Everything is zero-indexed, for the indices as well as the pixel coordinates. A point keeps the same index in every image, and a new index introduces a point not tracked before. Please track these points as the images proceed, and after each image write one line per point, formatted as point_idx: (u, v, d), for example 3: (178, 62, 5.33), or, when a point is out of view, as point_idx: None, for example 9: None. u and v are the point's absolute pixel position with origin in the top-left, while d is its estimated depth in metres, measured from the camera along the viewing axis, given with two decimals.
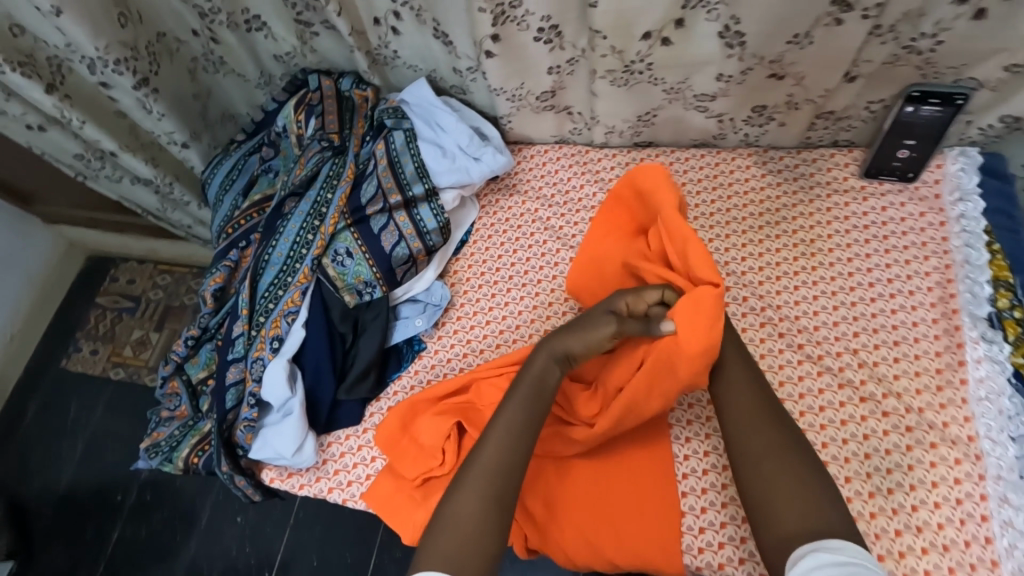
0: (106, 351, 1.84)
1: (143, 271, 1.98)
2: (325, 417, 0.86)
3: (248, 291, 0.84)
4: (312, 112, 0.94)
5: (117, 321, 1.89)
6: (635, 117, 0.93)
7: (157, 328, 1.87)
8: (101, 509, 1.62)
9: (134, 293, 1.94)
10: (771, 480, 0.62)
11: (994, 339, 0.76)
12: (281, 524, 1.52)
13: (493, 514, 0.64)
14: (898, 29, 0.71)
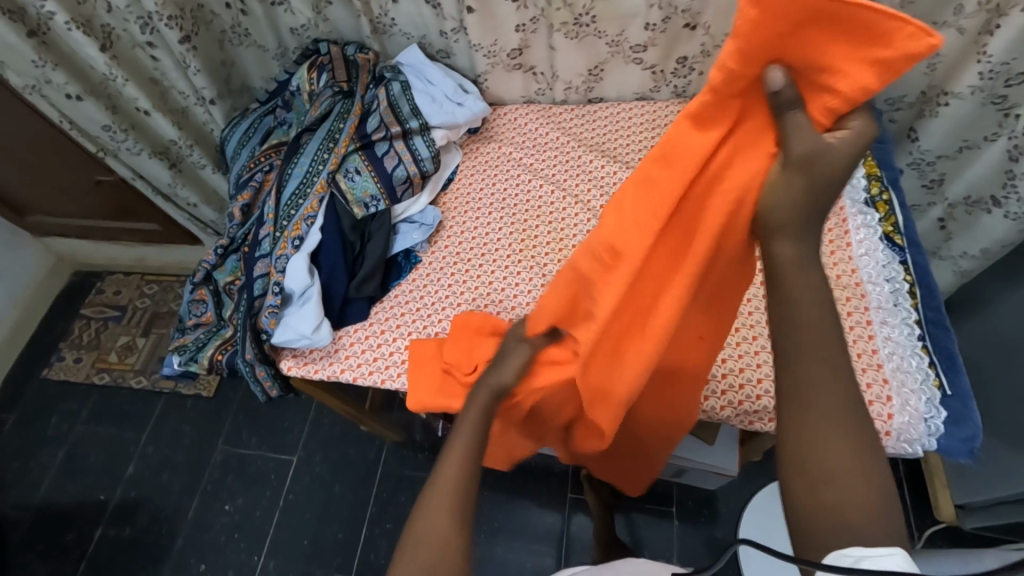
0: (92, 358, 1.95)
1: (130, 282, 2.11)
2: (337, 308, 1.00)
3: (274, 200, 1.02)
4: (323, 70, 1.14)
5: (103, 330, 2.01)
6: (587, 71, 1.16)
7: (144, 335, 1.99)
8: (85, 512, 1.68)
9: (122, 304, 2.07)
10: (830, 467, 0.47)
11: (868, 211, 0.99)
12: (270, 508, 1.61)
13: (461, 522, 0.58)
14: None
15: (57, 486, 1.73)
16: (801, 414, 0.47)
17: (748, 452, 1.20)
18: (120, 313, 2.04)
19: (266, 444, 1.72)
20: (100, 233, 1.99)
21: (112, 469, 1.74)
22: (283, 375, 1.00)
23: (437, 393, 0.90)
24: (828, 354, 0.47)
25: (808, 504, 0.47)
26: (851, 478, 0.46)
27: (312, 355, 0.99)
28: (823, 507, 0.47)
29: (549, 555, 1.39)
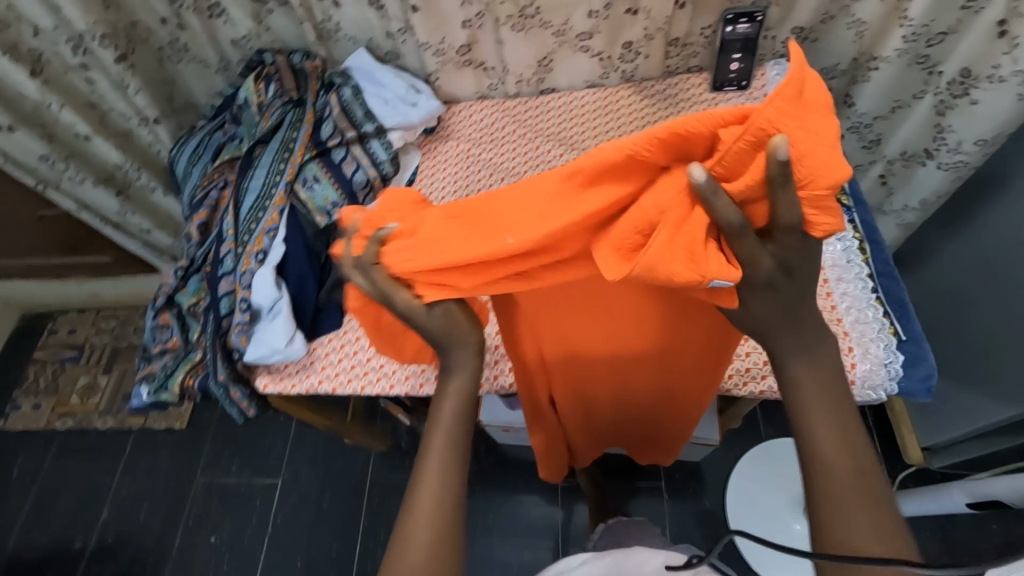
0: (51, 403, 1.86)
1: (85, 319, 2.03)
2: (309, 318, 0.99)
3: (232, 215, 0.98)
4: (271, 80, 1.13)
5: (61, 372, 1.92)
6: (536, 62, 1.18)
7: (106, 373, 1.90)
8: (60, 563, 1.61)
9: (78, 343, 1.98)
10: (840, 485, 0.50)
11: None
12: (259, 533, 1.57)
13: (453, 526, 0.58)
14: None
15: (26, 539, 1.65)
16: (811, 439, 0.52)
17: (727, 419, 1.24)
18: (78, 353, 1.96)
19: (249, 468, 1.67)
20: (46, 267, 1.89)
21: (85, 515, 1.66)
22: (259, 393, 0.98)
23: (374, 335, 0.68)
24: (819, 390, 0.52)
25: (837, 532, 0.49)
26: (868, 510, 0.49)
27: (287, 370, 0.97)
28: (850, 539, 0.48)
29: (547, 543, 1.40)
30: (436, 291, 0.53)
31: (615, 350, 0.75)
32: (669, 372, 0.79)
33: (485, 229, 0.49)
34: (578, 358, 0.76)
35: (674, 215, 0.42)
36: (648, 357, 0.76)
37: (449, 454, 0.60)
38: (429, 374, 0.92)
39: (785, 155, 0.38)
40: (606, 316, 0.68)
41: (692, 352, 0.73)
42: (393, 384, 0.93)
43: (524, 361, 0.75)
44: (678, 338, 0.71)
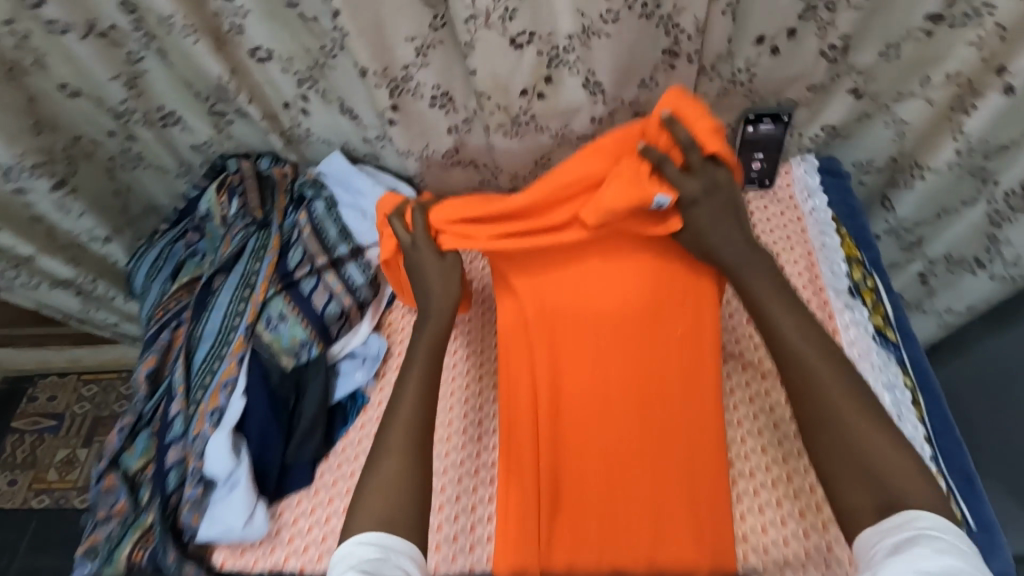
0: (27, 478, 1.71)
1: (66, 384, 1.84)
2: (274, 481, 0.85)
3: (183, 368, 0.85)
4: (234, 193, 0.99)
5: (39, 444, 1.76)
6: (533, 161, 1.04)
7: (86, 445, 1.75)
8: None
9: (58, 411, 1.80)
10: (884, 454, 0.64)
11: (855, 306, 0.89)
12: None
13: (419, 475, 0.71)
14: (718, 69, 0.85)
15: None
16: (848, 416, 0.67)
17: None
18: (58, 422, 1.78)
19: None
20: (13, 344, 1.75)
21: None
22: (216, 570, 0.84)
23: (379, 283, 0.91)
24: (848, 382, 0.69)
25: (861, 500, 0.63)
26: (903, 466, 0.64)
27: (250, 541, 0.84)
28: (876, 506, 0.62)
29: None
30: (456, 241, 0.86)
31: (610, 383, 0.84)
32: (663, 429, 0.81)
33: (494, 202, 0.87)
34: (574, 389, 0.85)
35: (620, 170, 0.79)
36: (640, 400, 0.83)
37: (415, 416, 0.75)
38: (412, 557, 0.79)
39: (679, 128, 0.78)
40: (602, 348, 0.85)
41: (684, 397, 0.82)
42: None
43: (522, 384, 0.86)
44: (672, 372, 0.83)
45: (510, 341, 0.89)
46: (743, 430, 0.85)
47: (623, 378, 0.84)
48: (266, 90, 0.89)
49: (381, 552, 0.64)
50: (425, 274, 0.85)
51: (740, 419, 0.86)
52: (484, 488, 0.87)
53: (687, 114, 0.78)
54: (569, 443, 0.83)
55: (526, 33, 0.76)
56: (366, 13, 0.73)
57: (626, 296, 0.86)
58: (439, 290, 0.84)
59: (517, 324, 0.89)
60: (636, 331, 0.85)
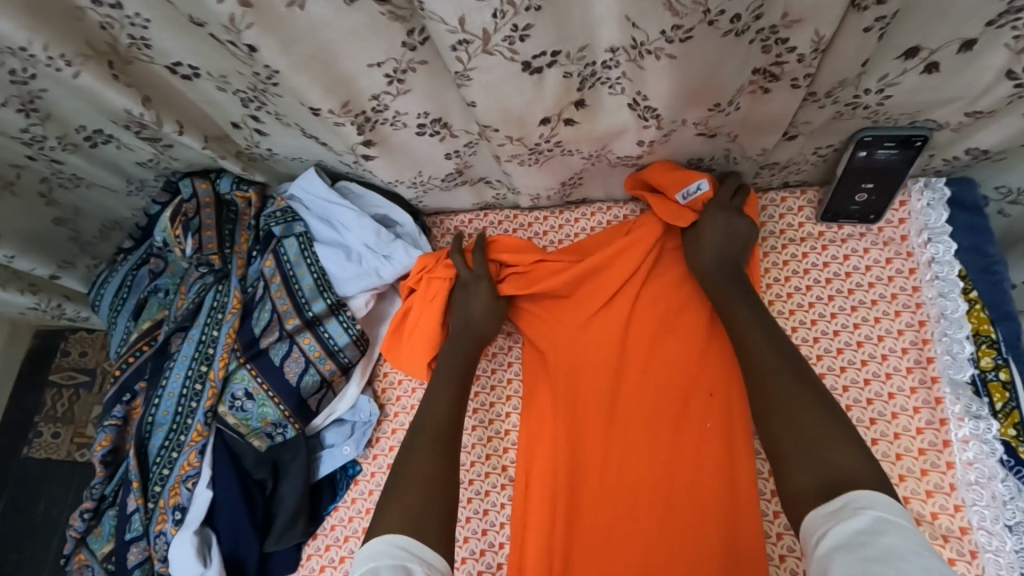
0: (69, 433, 1.36)
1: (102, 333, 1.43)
2: (253, 574, 0.77)
3: (136, 459, 0.73)
4: (189, 227, 0.80)
5: (76, 399, 1.37)
6: (559, 183, 0.82)
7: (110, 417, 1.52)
8: None
9: (89, 366, 1.42)
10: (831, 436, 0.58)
11: (980, 414, 0.67)
12: None
13: (443, 465, 0.66)
14: (836, 95, 0.63)
15: None
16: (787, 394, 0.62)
17: None
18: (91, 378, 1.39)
19: None
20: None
21: None
22: None
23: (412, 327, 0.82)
24: (787, 361, 0.65)
25: (804, 481, 0.57)
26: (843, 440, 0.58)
27: None
28: (821, 488, 0.56)
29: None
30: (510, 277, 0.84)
31: (627, 441, 0.78)
32: (693, 510, 0.74)
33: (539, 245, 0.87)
34: (596, 447, 0.79)
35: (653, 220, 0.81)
36: (669, 472, 0.76)
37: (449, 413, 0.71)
38: None
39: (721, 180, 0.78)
40: (629, 415, 0.79)
41: (716, 476, 0.75)
42: None
43: (543, 440, 0.81)
44: (704, 445, 0.76)
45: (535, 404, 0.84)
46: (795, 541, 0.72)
47: (651, 444, 0.78)
48: (206, 110, 0.70)
49: (402, 558, 0.55)
50: (472, 295, 0.80)
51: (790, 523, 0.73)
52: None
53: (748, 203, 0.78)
54: (590, 516, 0.76)
55: (545, 55, 0.56)
56: (304, 42, 0.54)
57: (654, 354, 0.81)
58: (481, 318, 0.79)
59: (544, 382, 0.84)
60: (667, 401, 0.79)
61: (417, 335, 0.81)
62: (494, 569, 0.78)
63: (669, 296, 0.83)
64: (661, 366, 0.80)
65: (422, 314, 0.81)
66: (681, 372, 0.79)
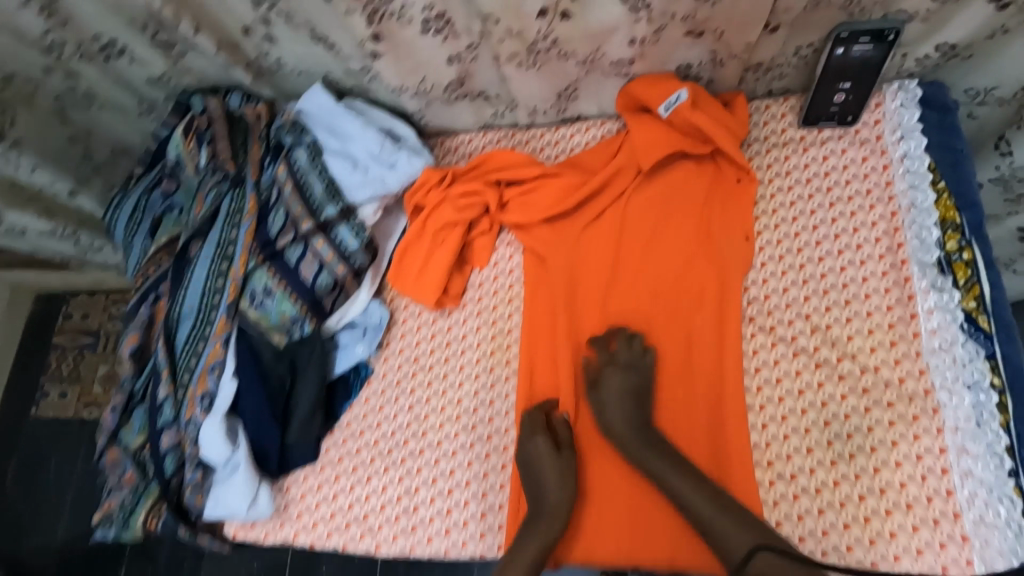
0: (75, 393, 1.56)
1: (95, 303, 1.62)
2: (275, 464, 0.82)
3: (165, 350, 0.78)
4: (202, 140, 0.84)
5: (80, 361, 1.56)
6: (555, 95, 0.89)
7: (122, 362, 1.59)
8: None
9: (91, 327, 1.60)
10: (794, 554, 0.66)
11: (944, 287, 0.73)
12: None
13: None
14: None
15: None
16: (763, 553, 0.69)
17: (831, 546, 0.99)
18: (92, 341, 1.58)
19: None
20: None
21: None
22: (229, 539, 0.86)
23: (430, 252, 0.87)
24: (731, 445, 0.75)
25: None
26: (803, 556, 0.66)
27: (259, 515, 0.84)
28: None
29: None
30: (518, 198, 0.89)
31: (624, 354, 0.83)
32: (686, 414, 0.79)
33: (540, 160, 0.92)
34: (594, 344, 0.84)
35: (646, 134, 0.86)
36: (664, 382, 0.80)
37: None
38: (420, 531, 0.81)
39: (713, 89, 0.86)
40: (625, 314, 0.85)
41: (706, 382, 0.79)
42: (378, 545, 0.82)
43: (544, 333, 0.87)
44: (694, 343, 0.81)
45: (536, 304, 0.89)
46: (777, 409, 0.76)
47: (648, 357, 0.82)
48: (220, 14, 0.74)
49: None
50: (534, 459, 0.76)
51: (773, 394, 0.77)
52: (498, 456, 0.83)
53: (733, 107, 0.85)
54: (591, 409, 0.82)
55: None
56: None
57: (648, 261, 0.86)
58: (557, 491, 0.74)
59: (544, 286, 0.89)
60: (660, 303, 0.84)
61: (435, 261, 0.87)
62: (501, 450, 0.83)
63: (660, 215, 0.88)
64: (654, 267, 0.86)
65: (440, 240, 0.87)
66: (673, 278, 0.85)
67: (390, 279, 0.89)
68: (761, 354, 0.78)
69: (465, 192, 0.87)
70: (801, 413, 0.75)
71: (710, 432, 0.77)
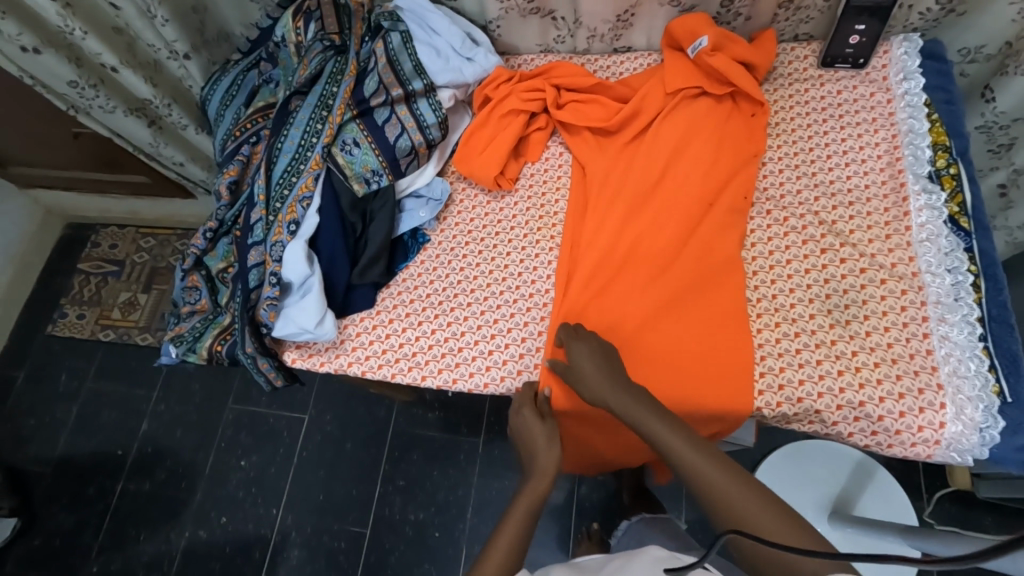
0: (94, 315, 1.75)
1: (126, 235, 1.86)
2: (341, 297, 0.93)
3: (264, 178, 0.92)
4: (311, 18, 0.98)
5: (103, 285, 1.79)
6: (614, 17, 1.03)
7: (146, 290, 1.77)
8: (104, 468, 1.57)
9: (118, 258, 1.83)
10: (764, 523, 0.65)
11: (933, 190, 0.87)
12: (286, 464, 1.53)
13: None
14: None
15: (75, 441, 1.60)
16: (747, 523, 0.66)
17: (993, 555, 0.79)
18: (118, 268, 1.81)
19: (278, 402, 1.60)
20: (64, 196, 1.79)
21: (125, 426, 1.61)
22: (287, 367, 0.95)
23: (494, 136, 1.00)
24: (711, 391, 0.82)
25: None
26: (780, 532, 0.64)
27: (317, 347, 0.94)
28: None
29: (548, 535, 1.39)
30: (570, 104, 1.02)
31: (653, 254, 0.91)
32: (702, 298, 0.87)
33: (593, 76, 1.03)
34: (624, 231, 0.93)
35: (684, 60, 1.00)
36: (684, 269, 0.89)
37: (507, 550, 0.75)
38: (462, 369, 0.91)
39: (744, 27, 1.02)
40: (654, 207, 0.93)
41: (718, 267, 0.89)
42: (424, 377, 0.91)
43: (582, 220, 0.97)
44: (711, 235, 0.91)
45: (576, 196, 0.99)
46: (787, 283, 0.87)
47: (671, 249, 0.90)
48: None
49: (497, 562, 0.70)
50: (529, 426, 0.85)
51: (784, 272, 0.88)
52: (537, 310, 0.93)
53: (763, 42, 1.00)
54: (615, 285, 0.90)
55: None
56: None
57: (678, 164, 0.95)
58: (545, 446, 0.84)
59: (584, 182, 1.00)
60: (686, 202, 0.92)
61: (497, 142, 0.99)
62: (540, 307, 0.93)
63: (691, 132, 0.97)
64: (682, 169, 0.95)
65: (502, 128, 1.00)
66: (699, 180, 0.93)
67: (455, 159, 1.01)
68: (772, 241, 0.90)
69: (524, 90, 1.01)
70: (806, 288, 0.86)
71: (725, 313, 0.86)
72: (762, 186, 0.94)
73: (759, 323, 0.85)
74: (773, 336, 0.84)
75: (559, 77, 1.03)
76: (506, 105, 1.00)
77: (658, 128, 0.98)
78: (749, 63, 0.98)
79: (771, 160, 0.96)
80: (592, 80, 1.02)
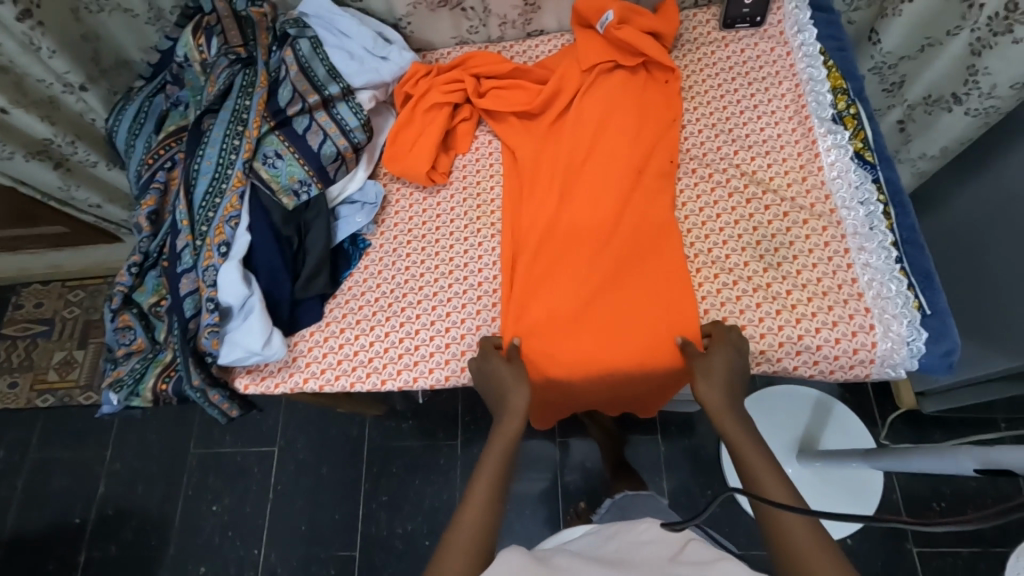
0: (27, 380, 1.63)
1: (51, 291, 1.74)
2: (286, 314, 0.90)
3: (185, 203, 0.88)
4: (212, 33, 0.95)
5: (33, 348, 1.67)
6: (522, 2, 1.04)
7: (82, 346, 1.67)
8: (62, 540, 1.47)
9: (46, 317, 1.71)
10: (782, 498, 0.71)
11: (837, 131, 0.93)
12: (261, 502, 1.48)
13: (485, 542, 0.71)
14: None
15: (25, 518, 1.49)
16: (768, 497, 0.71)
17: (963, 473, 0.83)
18: (48, 327, 1.70)
19: (243, 439, 1.54)
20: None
21: (78, 492, 1.51)
22: (240, 395, 0.92)
23: (419, 132, 0.99)
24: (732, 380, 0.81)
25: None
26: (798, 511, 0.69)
27: (269, 369, 0.91)
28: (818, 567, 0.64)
29: (540, 522, 1.39)
30: (493, 91, 1.03)
31: (594, 229, 0.92)
32: (643, 264, 0.90)
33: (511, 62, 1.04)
34: (560, 209, 0.94)
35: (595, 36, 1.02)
36: (622, 238, 0.92)
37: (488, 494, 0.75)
38: (422, 367, 0.90)
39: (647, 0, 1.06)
40: (586, 182, 0.95)
41: (654, 232, 0.92)
42: (384, 381, 0.90)
43: (519, 204, 0.97)
44: (643, 202, 0.93)
45: (511, 181, 1.00)
46: (719, 236, 0.91)
47: (608, 220, 0.92)
48: None
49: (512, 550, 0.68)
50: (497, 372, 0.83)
51: (716, 226, 0.92)
52: (488, 297, 0.93)
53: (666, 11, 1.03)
54: (560, 264, 0.91)
55: None
56: None
57: (603, 137, 0.97)
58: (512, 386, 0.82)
59: (516, 167, 1.01)
60: (618, 174, 0.94)
61: (424, 138, 0.99)
62: (490, 294, 0.94)
63: (612, 106, 0.99)
64: (609, 141, 0.96)
65: (428, 122, 1.00)
66: (626, 150, 0.95)
67: (385, 160, 1.00)
68: (701, 199, 0.94)
69: (444, 82, 1.01)
70: (737, 238, 0.90)
71: (666, 275, 0.89)
72: (684, 149, 0.98)
73: (699, 278, 0.89)
74: (714, 288, 0.88)
75: (478, 66, 1.04)
76: (428, 100, 1.00)
77: (579, 106, 1.00)
78: (655, 34, 1.02)
79: (690, 123, 1.00)
80: (509, 65, 1.03)
